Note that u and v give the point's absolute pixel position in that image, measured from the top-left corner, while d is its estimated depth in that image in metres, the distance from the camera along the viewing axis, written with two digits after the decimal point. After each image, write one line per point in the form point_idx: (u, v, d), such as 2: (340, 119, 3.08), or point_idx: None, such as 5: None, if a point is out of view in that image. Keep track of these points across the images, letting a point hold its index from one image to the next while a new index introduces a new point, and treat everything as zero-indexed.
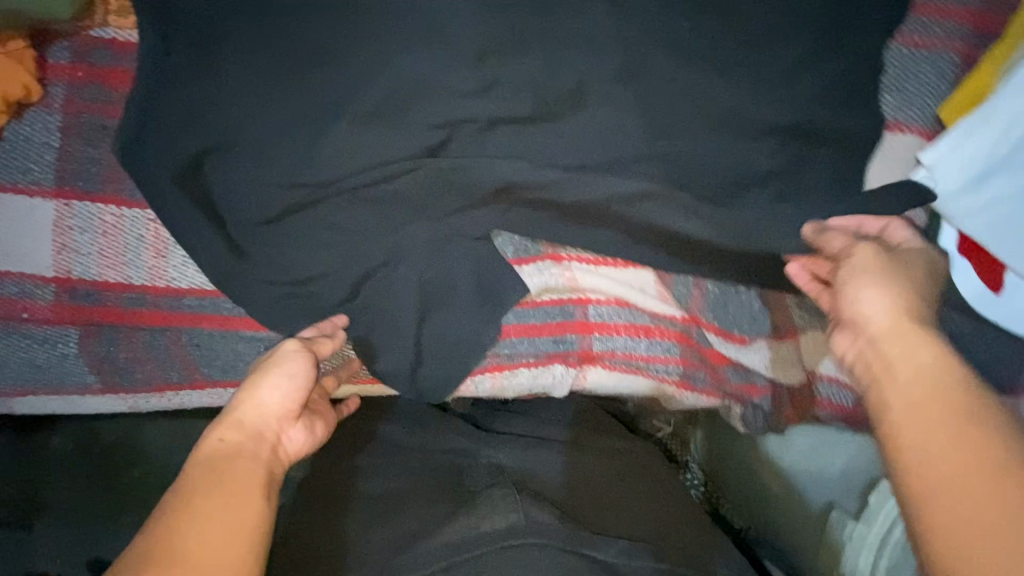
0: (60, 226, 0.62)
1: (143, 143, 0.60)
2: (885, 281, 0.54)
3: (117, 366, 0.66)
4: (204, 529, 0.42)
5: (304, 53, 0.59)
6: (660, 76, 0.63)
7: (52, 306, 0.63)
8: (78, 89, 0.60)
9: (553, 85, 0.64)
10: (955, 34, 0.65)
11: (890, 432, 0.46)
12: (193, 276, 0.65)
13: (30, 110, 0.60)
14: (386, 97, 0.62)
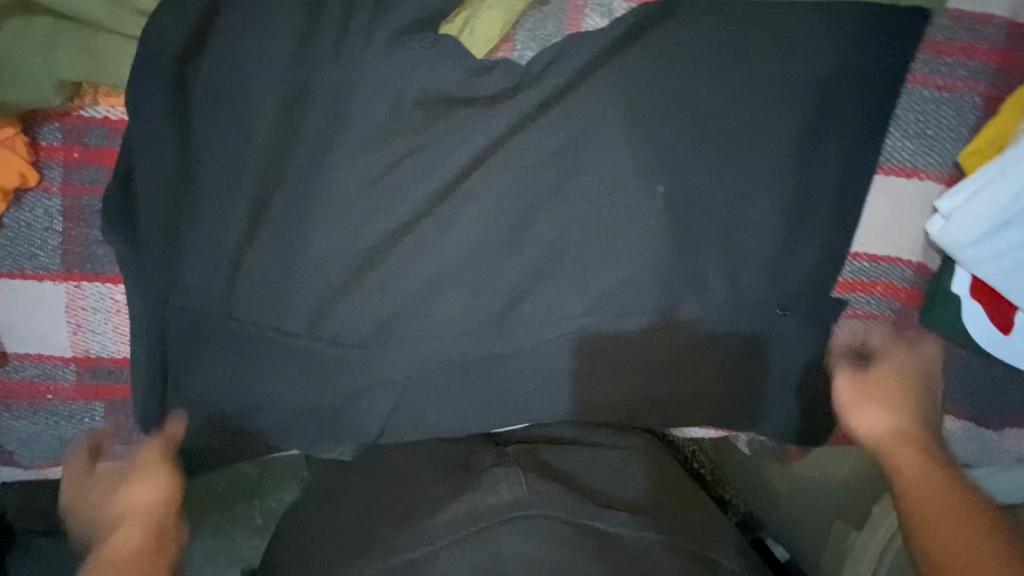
0: (74, 306, 0.62)
1: (161, 225, 0.61)
2: (889, 402, 0.61)
3: None
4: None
5: (314, 133, 0.61)
6: (668, 132, 0.63)
7: (74, 384, 0.64)
8: (74, 171, 0.59)
9: (562, 143, 0.63)
10: (979, 75, 0.62)
11: (892, 468, 0.57)
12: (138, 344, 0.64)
13: (28, 194, 0.59)
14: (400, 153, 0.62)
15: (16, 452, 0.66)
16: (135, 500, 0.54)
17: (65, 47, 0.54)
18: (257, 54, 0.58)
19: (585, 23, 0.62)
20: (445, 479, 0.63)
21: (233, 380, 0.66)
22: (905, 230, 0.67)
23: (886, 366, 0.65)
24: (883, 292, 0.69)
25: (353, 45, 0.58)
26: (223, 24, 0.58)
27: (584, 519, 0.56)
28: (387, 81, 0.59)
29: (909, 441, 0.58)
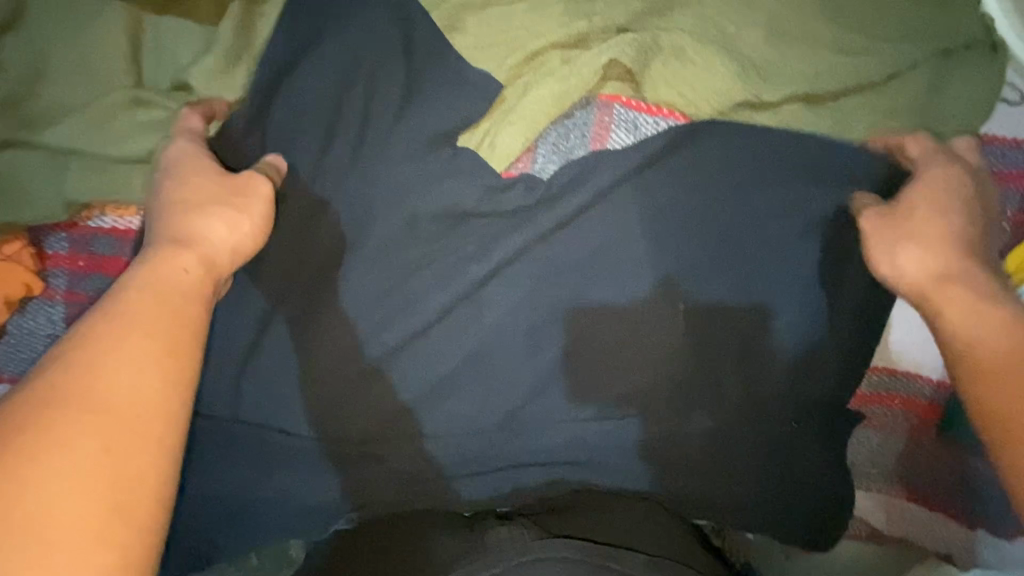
0: None
1: None
2: (938, 216, 0.54)
3: None
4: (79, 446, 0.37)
5: (333, 242, 0.62)
6: (688, 244, 0.62)
7: None
8: (78, 279, 0.58)
9: (581, 251, 0.62)
10: (1006, 198, 0.61)
11: (935, 309, 0.51)
12: None
13: (32, 302, 0.58)
14: (416, 260, 0.62)
15: None
16: (140, 277, 0.46)
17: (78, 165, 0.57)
18: (285, 166, 0.60)
19: (609, 139, 0.62)
20: (439, 533, 0.58)
21: (234, 478, 0.64)
22: (921, 350, 0.68)
23: (918, 209, 0.55)
24: (901, 407, 0.70)
25: (378, 157, 0.60)
26: (249, 139, 0.59)
27: (603, 560, 0.51)
28: (408, 190, 0.60)
29: (960, 288, 0.50)
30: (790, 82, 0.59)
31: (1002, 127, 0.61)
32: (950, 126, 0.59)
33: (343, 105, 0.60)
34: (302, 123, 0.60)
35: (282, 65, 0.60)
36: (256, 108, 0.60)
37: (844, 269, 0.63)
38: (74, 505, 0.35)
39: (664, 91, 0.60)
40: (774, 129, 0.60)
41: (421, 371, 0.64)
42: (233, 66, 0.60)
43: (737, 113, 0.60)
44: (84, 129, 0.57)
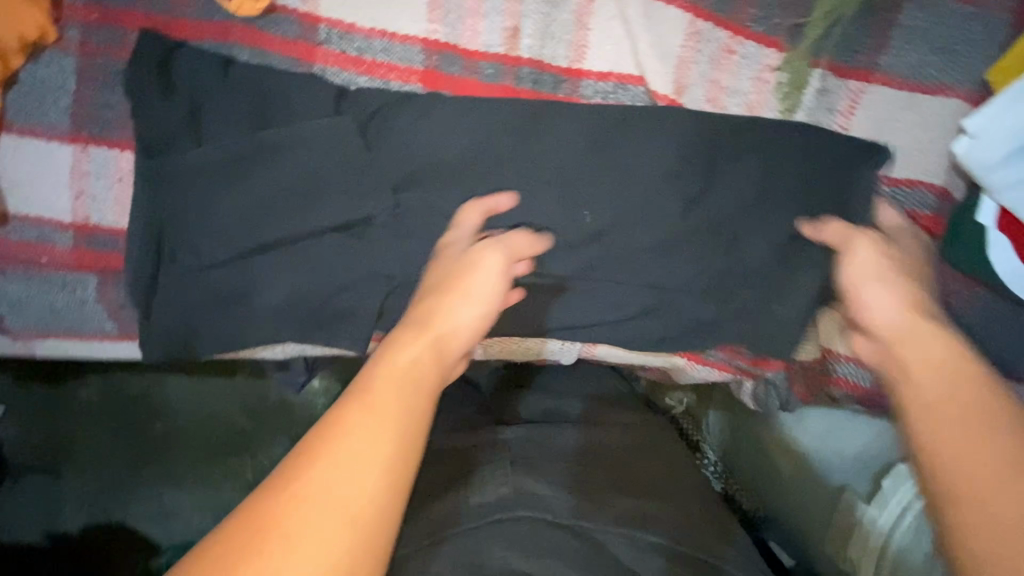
0: (78, 171, 0.62)
1: (163, 85, 0.60)
2: (893, 279, 0.56)
3: (85, 311, 0.66)
4: (353, 455, 0.38)
5: (311, 24, 0.61)
6: (669, 43, 0.61)
7: (70, 251, 0.64)
8: (91, 31, 0.59)
9: (558, 48, 0.63)
10: None
11: (912, 392, 0.48)
12: (116, 213, 0.63)
13: (46, 52, 0.59)
14: (395, 49, 0.62)
15: (7, 317, 0.66)
16: None
17: None
18: None
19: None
20: (489, 438, 0.64)
21: (214, 254, 0.63)
22: (930, 156, 0.64)
23: (860, 256, 0.59)
24: (903, 220, 0.66)
25: None
26: None
27: (576, 524, 0.52)
28: None
29: (955, 360, 0.48)
30: None
31: None
32: None
33: None
34: None
35: None
36: None
37: (836, 68, 0.61)
38: (342, 494, 0.36)
39: None
40: None
41: (404, 152, 0.63)
42: None
43: None
44: None
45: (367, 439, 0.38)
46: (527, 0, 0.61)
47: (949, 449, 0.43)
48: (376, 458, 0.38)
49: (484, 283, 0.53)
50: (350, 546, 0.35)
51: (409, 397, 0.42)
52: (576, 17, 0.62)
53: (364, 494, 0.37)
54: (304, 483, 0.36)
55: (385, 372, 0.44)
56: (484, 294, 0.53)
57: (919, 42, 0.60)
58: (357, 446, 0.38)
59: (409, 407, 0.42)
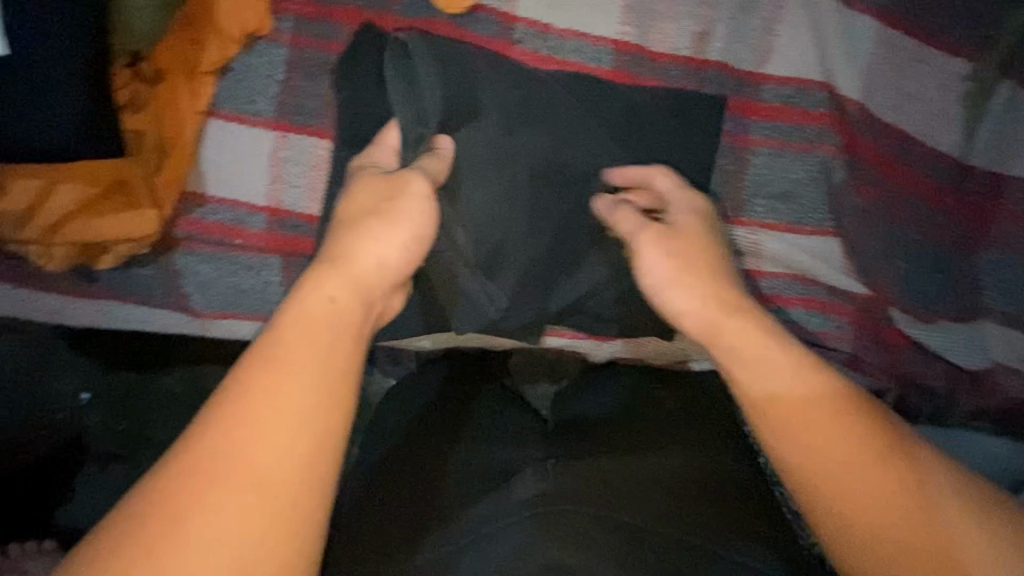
0: (276, 158, 0.64)
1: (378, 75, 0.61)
2: (695, 273, 0.55)
3: (266, 293, 0.68)
4: (259, 434, 0.37)
5: (509, 22, 0.63)
6: (855, 51, 0.63)
7: (263, 234, 0.66)
8: (305, 24, 0.62)
9: (745, 51, 0.64)
10: None
11: (781, 440, 0.46)
12: (308, 198, 0.65)
13: (259, 42, 0.62)
14: (586, 48, 0.64)
15: (192, 296, 0.69)
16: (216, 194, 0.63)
17: None
18: None
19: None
20: (470, 432, 0.59)
21: None
22: None
23: (681, 240, 0.57)
24: None
25: None
26: None
27: (626, 518, 0.46)
28: None
29: (823, 408, 0.46)
30: None
31: None
32: None
33: None
34: None
35: None
36: None
37: None
38: (267, 454, 0.36)
39: None
40: None
41: (590, 149, 0.63)
42: None
43: None
44: None
45: (288, 420, 0.37)
46: (719, 6, 0.63)
47: (814, 439, 0.45)
48: (290, 449, 0.37)
49: (412, 209, 0.52)
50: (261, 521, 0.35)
51: (329, 344, 0.41)
52: (765, 23, 0.63)
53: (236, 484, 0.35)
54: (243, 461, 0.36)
55: (301, 312, 0.43)
56: (706, 215, 0.60)
57: None
58: (281, 399, 0.38)
59: (313, 368, 0.40)
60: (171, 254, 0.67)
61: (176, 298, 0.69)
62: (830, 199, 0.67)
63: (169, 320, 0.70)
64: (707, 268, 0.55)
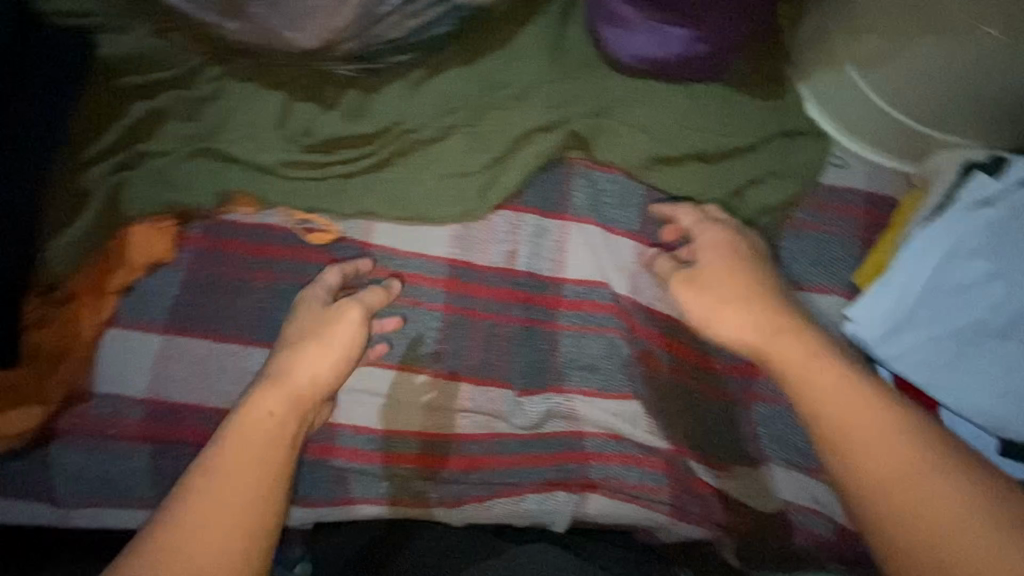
0: (163, 356, 0.77)
1: (264, 292, 0.80)
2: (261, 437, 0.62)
3: (127, 482, 0.74)
4: (221, 493, 0.57)
5: (362, 247, 0.83)
6: (623, 259, 0.85)
7: (138, 423, 0.75)
8: (203, 254, 0.80)
9: (541, 263, 0.86)
10: (853, 224, 0.86)
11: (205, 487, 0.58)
12: (188, 392, 0.77)
13: (162, 267, 0.79)
14: (424, 264, 0.84)
15: (61, 488, 0.74)
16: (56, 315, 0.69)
17: (222, 176, 0.80)
18: (342, 187, 0.82)
19: (573, 199, 0.86)
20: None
21: None
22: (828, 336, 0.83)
23: None
24: None
25: (397, 190, 0.83)
26: (318, 159, 0.82)
27: None
28: (428, 215, 0.84)
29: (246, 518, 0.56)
30: (693, 144, 0.87)
31: (841, 179, 0.88)
32: (804, 173, 0.87)
33: (380, 156, 0.84)
34: (349, 162, 0.83)
35: (340, 128, 0.83)
36: (312, 145, 0.83)
37: None
38: None
39: (610, 152, 0.87)
40: (686, 176, 0.86)
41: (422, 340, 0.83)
42: (313, 123, 0.83)
43: (657, 165, 0.86)
44: (218, 147, 0.80)
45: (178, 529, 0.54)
46: (522, 234, 0.86)
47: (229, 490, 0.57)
48: None
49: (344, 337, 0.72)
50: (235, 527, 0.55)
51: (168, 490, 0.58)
52: (558, 242, 0.86)
53: (257, 504, 0.57)
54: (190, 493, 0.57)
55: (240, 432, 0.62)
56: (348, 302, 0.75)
57: (809, 253, 0.86)
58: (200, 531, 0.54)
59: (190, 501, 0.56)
60: (48, 448, 0.74)
61: (42, 491, 0.74)
62: (625, 369, 0.84)
63: (28, 515, 0.74)
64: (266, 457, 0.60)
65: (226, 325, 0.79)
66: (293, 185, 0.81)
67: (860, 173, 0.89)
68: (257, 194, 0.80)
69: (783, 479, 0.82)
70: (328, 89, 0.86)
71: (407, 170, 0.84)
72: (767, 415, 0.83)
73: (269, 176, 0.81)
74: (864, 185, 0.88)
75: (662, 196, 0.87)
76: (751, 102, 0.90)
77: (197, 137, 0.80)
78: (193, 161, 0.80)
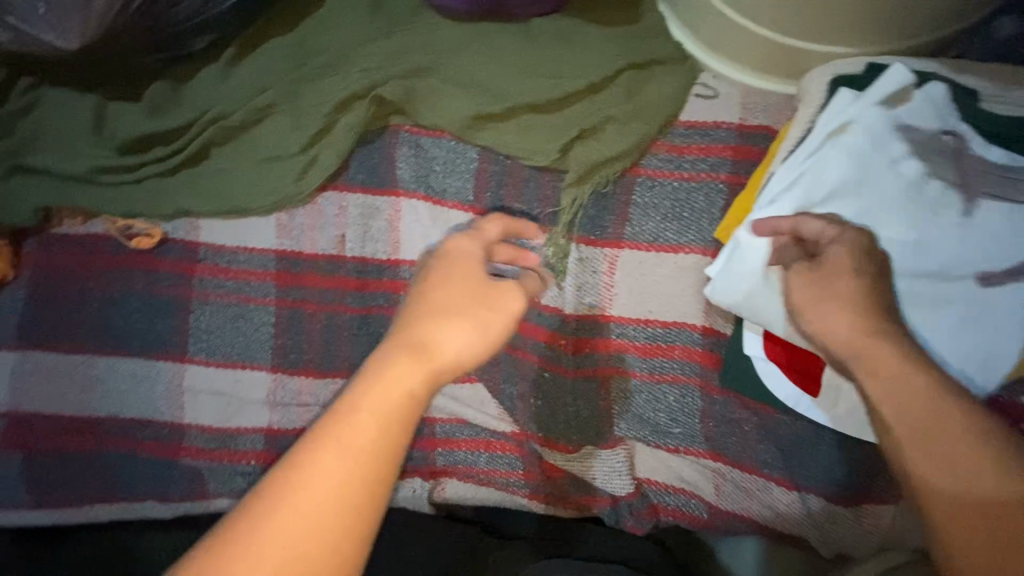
0: (17, 371, 0.81)
1: (102, 300, 0.81)
2: (382, 418, 0.48)
3: (4, 487, 0.80)
4: (327, 492, 0.45)
5: (190, 246, 0.81)
6: (457, 233, 0.78)
7: (4, 433, 0.81)
8: (39, 269, 0.81)
9: (371, 246, 0.81)
10: (720, 166, 0.73)
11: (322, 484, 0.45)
12: (45, 402, 0.81)
13: (4, 286, 0.81)
14: (254, 258, 0.81)
15: None
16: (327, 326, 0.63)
17: (40, 190, 0.80)
18: (162, 187, 0.80)
19: (398, 171, 0.80)
20: None
21: (122, 422, 0.81)
22: (686, 302, 0.72)
23: None
24: (681, 356, 0.73)
25: (215, 184, 0.80)
26: (133, 160, 0.80)
27: None
28: (250, 206, 0.81)
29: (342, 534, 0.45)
30: (524, 94, 0.76)
31: (705, 113, 0.75)
32: (657, 112, 0.75)
33: (196, 151, 0.81)
34: (164, 161, 0.81)
35: (149, 125, 0.80)
36: (125, 146, 0.81)
37: (598, 235, 0.74)
38: None
39: (430, 115, 0.78)
40: (518, 133, 0.76)
41: (258, 336, 0.81)
42: (123, 123, 0.81)
43: (481, 123, 0.77)
44: (33, 161, 0.80)
45: (289, 534, 0.43)
46: (350, 216, 0.81)
47: (327, 492, 0.45)
48: None
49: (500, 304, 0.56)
50: (349, 511, 0.45)
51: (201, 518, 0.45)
52: (387, 221, 0.80)
53: (356, 497, 0.45)
54: (274, 495, 0.44)
55: (378, 403, 0.48)
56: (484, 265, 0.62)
57: (667, 205, 0.73)
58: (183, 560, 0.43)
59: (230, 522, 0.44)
60: None
61: None
62: None
63: None
64: (376, 452, 0.47)
65: (69, 337, 0.81)
66: (112, 191, 0.80)
67: (730, 103, 0.75)
68: (77, 204, 0.80)
69: (644, 457, 0.76)
70: (139, 86, 0.83)
71: (223, 161, 0.81)
72: (623, 393, 0.75)
73: (87, 185, 0.80)
74: (734, 118, 0.74)
75: (496, 158, 0.78)
76: (594, 30, 0.77)
77: (14, 153, 0.80)
78: (14, 178, 0.80)
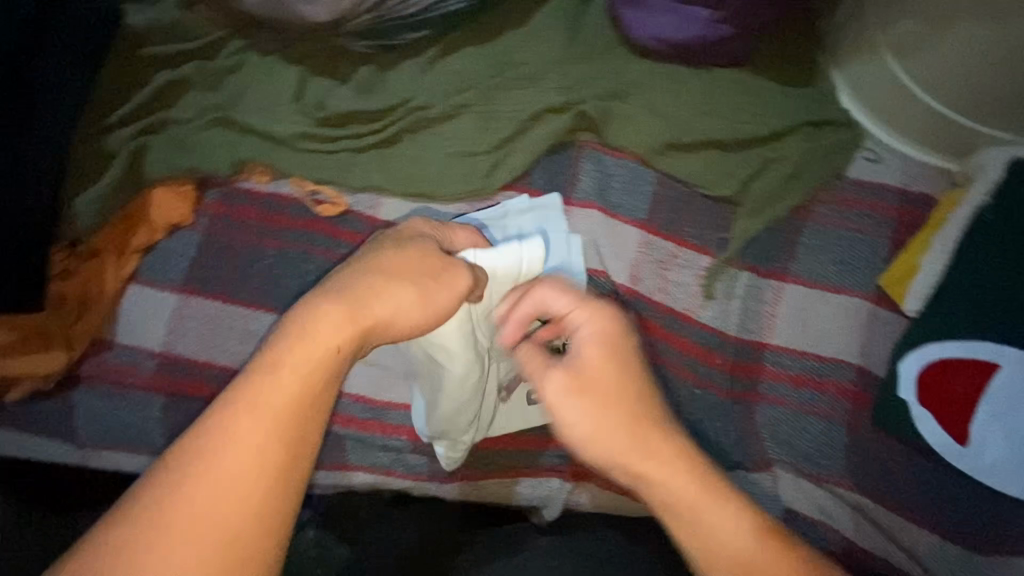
0: (178, 314, 0.81)
1: (274, 259, 0.83)
2: (287, 359, 0.48)
3: (141, 428, 0.79)
4: (241, 448, 0.44)
5: (370, 221, 0.85)
6: (631, 248, 0.84)
7: (153, 374, 0.80)
8: (218, 219, 0.83)
9: None
10: (882, 223, 0.81)
11: (237, 433, 0.45)
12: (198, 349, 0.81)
13: (180, 230, 0.83)
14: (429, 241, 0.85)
15: (80, 430, 0.79)
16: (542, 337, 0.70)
17: (239, 144, 0.83)
18: (356, 161, 0.85)
19: (580, 183, 0.86)
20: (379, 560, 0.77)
21: None
22: (843, 340, 0.79)
23: None
24: (834, 391, 0.79)
25: (407, 166, 0.85)
26: (332, 132, 0.85)
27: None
28: (436, 191, 0.85)
29: (245, 492, 0.44)
30: (713, 130, 0.83)
31: (873, 175, 0.83)
32: (830, 166, 0.82)
33: (392, 133, 0.85)
34: (362, 136, 0.85)
35: (353, 102, 0.85)
36: (326, 118, 0.85)
37: (766, 267, 0.81)
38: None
39: (622, 136, 0.84)
40: (703, 165, 0.83)
41: None
42: (328, 97, 0.85)
43: (668, 151, 0.84)
44: (237, 117, 0.83)
45: (220, 488, 0.43)
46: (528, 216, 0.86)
47: (229, 446, 0.44)
48: None
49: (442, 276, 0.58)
50: (259, 472, 0.44)
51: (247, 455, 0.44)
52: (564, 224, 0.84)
53: (260, 456, 0.44)
54: (190, 447, 0.44)
55: (292, 358, 0.48)
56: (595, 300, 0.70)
57: (832, 250, 0.80)
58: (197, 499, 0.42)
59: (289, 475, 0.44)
60: (71, 391, 0.80)
61: (62, 431, 0.79)
62: None
63: (51, 454, 0.80)
64: (291, 411, 0.46)
65: (236, 289, 0.82)
66: (307, 157, 0.84)
67: (894, 169, 0.83)
68: (272, 163, 0.83)
69: (789, 486, 0.78)
70: (341, 64, 0.86)
71: (416, 147, 0.86)
72: (775, 420, 0.79)
73: (282, 148, 0.84)
74: (897, 182, 0.82)
75: (675, 184, 0.84)
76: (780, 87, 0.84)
77: (220, 106, 0.83)
78: (213, 130, 0.83)
